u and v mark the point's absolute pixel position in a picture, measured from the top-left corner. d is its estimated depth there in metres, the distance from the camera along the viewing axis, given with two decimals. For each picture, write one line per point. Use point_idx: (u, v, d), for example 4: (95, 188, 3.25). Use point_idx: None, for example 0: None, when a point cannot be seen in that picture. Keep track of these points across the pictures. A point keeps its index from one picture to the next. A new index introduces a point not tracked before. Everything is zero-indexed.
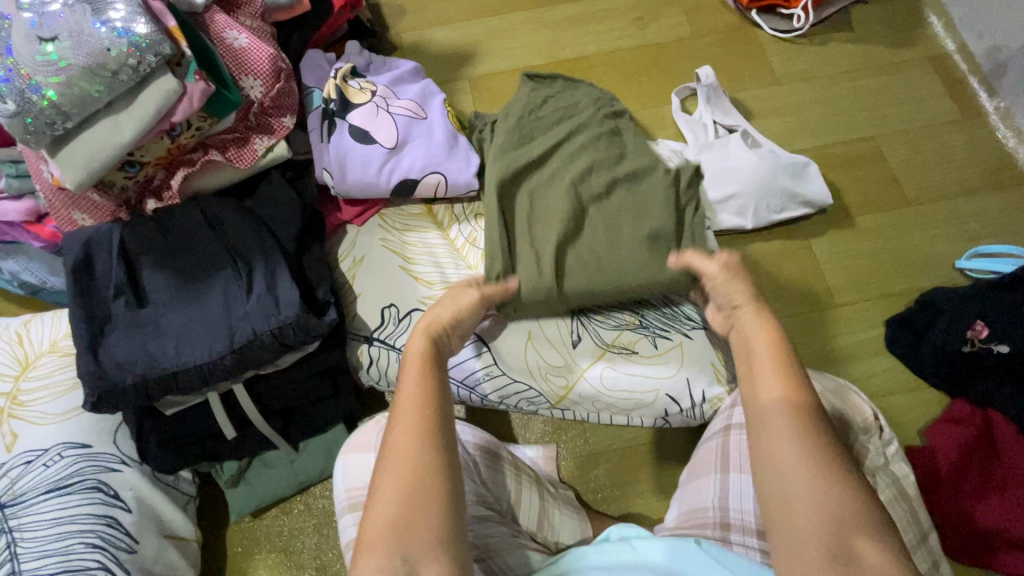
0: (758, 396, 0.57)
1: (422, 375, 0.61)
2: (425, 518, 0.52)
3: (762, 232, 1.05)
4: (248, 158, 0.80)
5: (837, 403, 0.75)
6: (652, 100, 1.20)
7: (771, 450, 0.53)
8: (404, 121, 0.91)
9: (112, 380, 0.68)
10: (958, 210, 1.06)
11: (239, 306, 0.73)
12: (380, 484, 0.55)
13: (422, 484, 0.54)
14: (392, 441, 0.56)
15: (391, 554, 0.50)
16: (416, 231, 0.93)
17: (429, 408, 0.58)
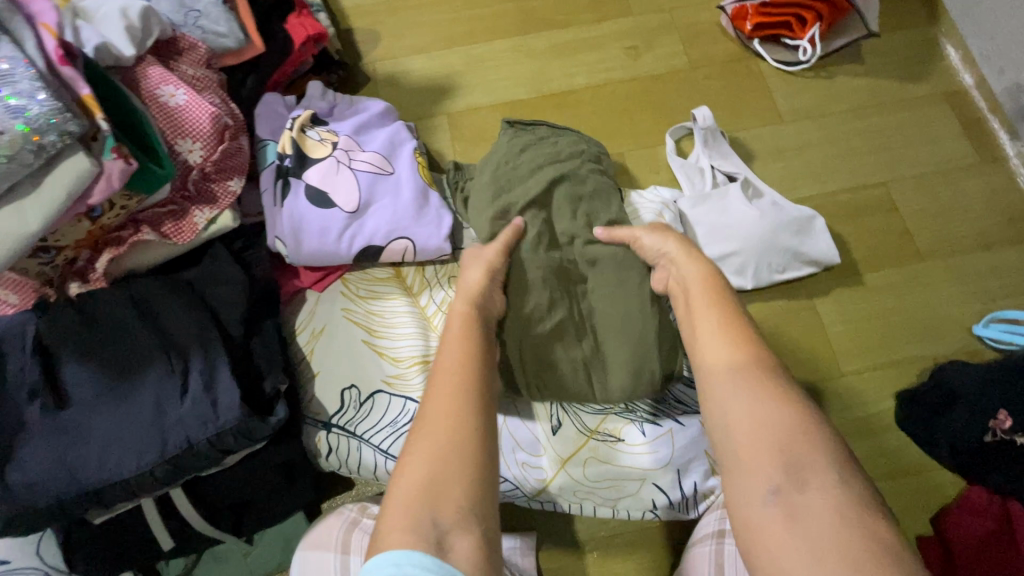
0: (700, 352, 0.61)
1: (465, 339, 0.64)
2: (455, 483, 0.53)
3: (763, 290, 0.97)
4: (187, 232, 0.71)
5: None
6: (646, 139, 1.10)
7: (725, 397, 0.57)
8: (367, 178, 0.82)
9: (23, 501, 0.60)
10: (975, 267, 0.98)
11: (173, 408, 0.64)
12: (413, 446, 0.55)
13: (455, 449, 0.55)
14: (428, 405, 0.58)
15: (426, 519, 0.50)
16: (381, 298, 0.84)
17: (465, 377, 0.60)
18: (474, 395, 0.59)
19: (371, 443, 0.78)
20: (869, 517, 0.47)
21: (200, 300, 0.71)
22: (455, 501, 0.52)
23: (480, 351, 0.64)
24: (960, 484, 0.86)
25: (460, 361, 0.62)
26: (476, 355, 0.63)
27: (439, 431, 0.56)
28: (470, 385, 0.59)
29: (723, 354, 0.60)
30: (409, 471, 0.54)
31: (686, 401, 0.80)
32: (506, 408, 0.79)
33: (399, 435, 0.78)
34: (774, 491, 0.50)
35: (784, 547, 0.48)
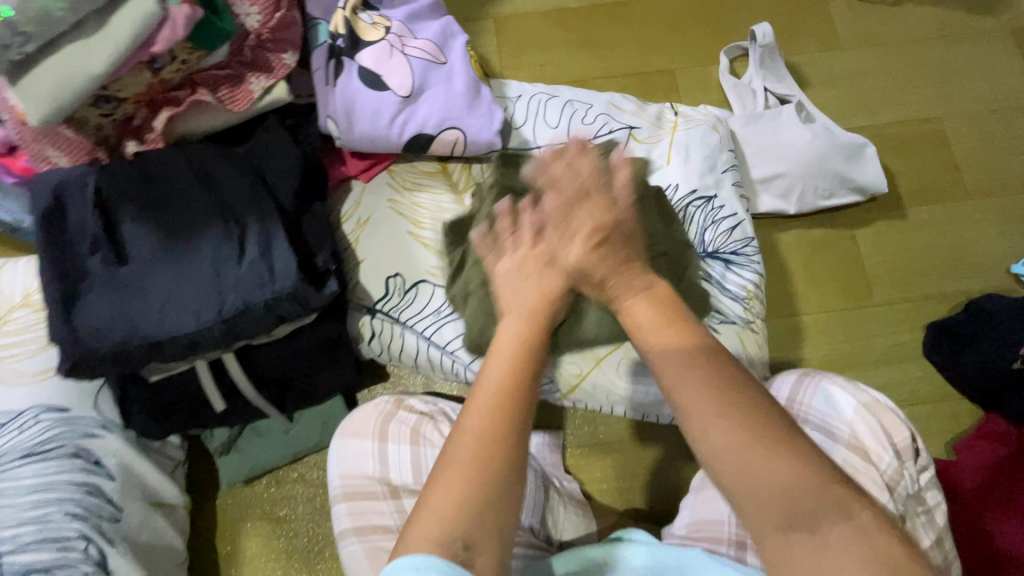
0: (653, 342, 0.52)
1: (517, 354, 0.52)
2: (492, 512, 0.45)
3: (805, 217, 0.96)
4: (242, 100, 0.70)
5: (870, 423, 0.70)
6: (697, 59, 1.07)
7: (680, 397, 0.46)
8: (420, 65, 0.80)
9: (88, 344, 0.61)
10: (1021, 207, 0.97)
11: (231, 270, 0.65)
12: (449, 459, 0.47)
13: (489, 473, 0.46)
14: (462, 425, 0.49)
15: (454, 540, 0.43)
16: (426, 191, 0.84)
17: (514, 392, 0.49)
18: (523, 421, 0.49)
19: (413, 331, 0.80)
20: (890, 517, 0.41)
21: (256, 174, 0.70)
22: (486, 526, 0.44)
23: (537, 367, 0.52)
24: (979, 414, 0.89)
25: (506, 373, 0.51)
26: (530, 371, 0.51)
27: (482, 452, 0.46)
28: (516, 405, 0.48)
29: (670, 345, 0.50)
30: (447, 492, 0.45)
31: (724, 310, 0.81)
32: None
33: (442, 323, 0.80)
34: (821, 533, 0.40)
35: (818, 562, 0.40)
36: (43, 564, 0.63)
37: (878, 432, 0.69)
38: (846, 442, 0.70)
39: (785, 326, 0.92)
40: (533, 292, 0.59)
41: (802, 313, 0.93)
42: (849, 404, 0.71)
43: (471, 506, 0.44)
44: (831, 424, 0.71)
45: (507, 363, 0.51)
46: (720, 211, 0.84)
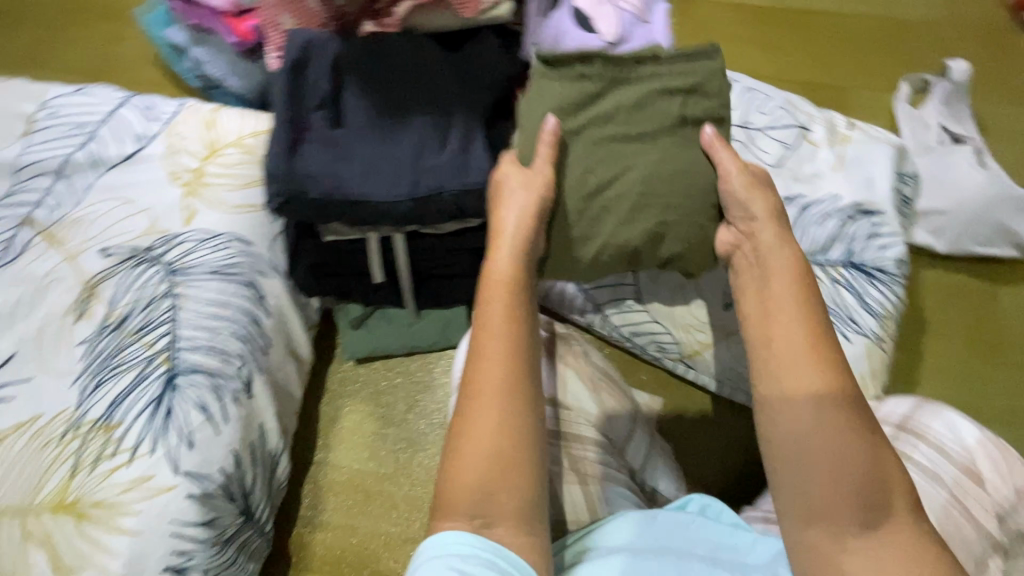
0: (777, 361, 0.57)
1: (512, 313, 0.57)
2: (509, 489, 0.51)
3: (951, 260, 0.95)
4: (471, 9, 0.73)
5: (986, 452, 0.71)
6: (876, 81, 1.06)
7: (796, 427, 0.55)
8: (627, 19, 0.84)
9: (300, 186, 0.68)
10: None
11: (431, 156, 0.71)
12: (464, 449, 0.52)
13: (504, 449, 0.52)
14: (474, 402, 0.53)
15: (472, 511, 0.50)
16: None
17: (513, 368, 0.55)
18: (520, 398, 0.54)
19: None
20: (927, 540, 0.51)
21: (469, 75, 0.75)
22: (506, 496, 0.51)
23: (524, 326, 0.57)
24: None
25: (501, 347, 0.55)
26: (515, 320, 0.57)
27: (485, 445, 0.52)
28: (515, 368, 0.55)
29: (805, 380, 0.55)
30: (467, 467, 0.52)
31: (858, 322, 0.82)
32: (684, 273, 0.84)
33: None
34: (865, 544, 0.51)
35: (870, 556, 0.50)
36: (207, 368, 0.71)
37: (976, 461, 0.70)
38: (961, 467, 0.70)
39: (906, 359, 0.91)
40: (526, 231, 0.62)
41: (926, 352, 0.92)
42: (969, 434, 0.72)
43: (487, 482, 0.51)
44: (948, 447, 0.71)
45: (501, 318, 0.57)
46: (878, 227, 0.84)
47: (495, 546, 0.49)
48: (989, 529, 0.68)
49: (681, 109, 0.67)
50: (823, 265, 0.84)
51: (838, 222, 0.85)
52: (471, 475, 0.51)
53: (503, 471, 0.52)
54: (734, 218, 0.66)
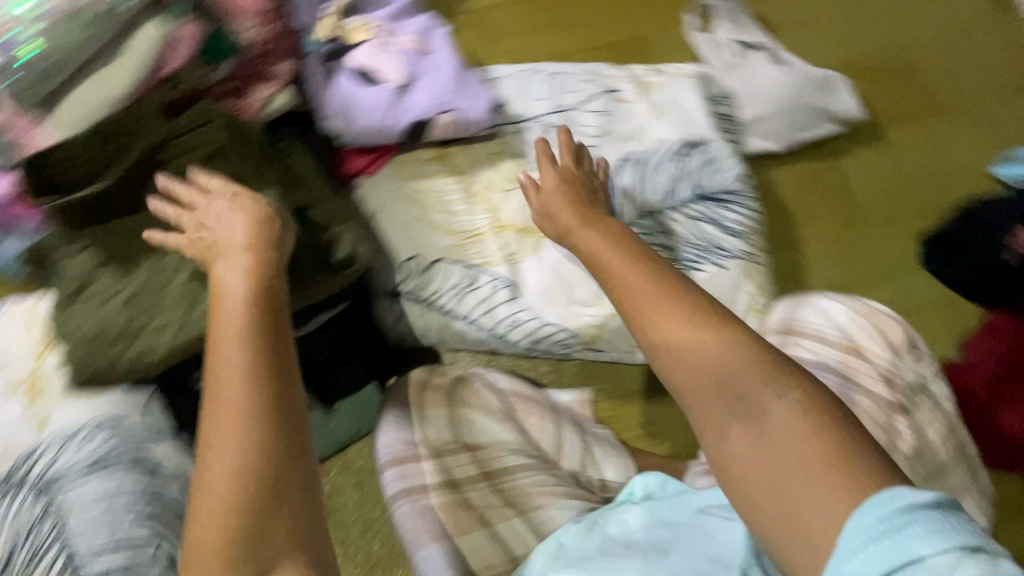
0: (658, 324, 0.50)
1: (270, 345, 0.49)
2: (282, 521, 0.44)
3: (788, 156, 1.00)
4: (251, 110, 0.74)
5: (862, 326, 0.76)
6: (665, 20, 1.11)
7: (696, 406, 0.47)
8: (408, 58, 0.85)
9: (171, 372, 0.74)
10: (988, 117, 1.02)
11: None
12: (210, 476, 0.44)
13: (250, 477, 0.44)
14: (217, 420, 0.46)
15: (239, 558, 0.42)
16: (428, 177, 0.89)
17: (261, 380, 0.47)
18: (274, 412, 0.46)
19: (435, 308, 0.84)
20: (857, 476, 0.41)
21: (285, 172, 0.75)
22: (279, 532, 0.44)
23: (271, 338, 0.50)
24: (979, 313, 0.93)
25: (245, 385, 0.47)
26: (262, 333, 0.50)
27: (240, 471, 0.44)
28: (270, 379, 0.47)
29: (691, 332, 0.49)
30: (211, 513, 0.43)
31: (727, 247, 0.85)
32: (559, 267, 0.84)
33: (461, 297, 0.84)
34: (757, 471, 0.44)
35: (798, 497, 0.42)
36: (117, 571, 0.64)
37: (848, 335, 0.76)
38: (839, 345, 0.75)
39: (788, 258, 0.96)
40: (239, 259, 0.55)
41: (801, 244, 0.97)
42: (842, 313, 0.77)
43: (249, 532, 0.43)
44: (826, 333, 0.76)
45: (254, 360, 0.48)
46: (709, 155, 0.88)
47: None
48: (889, 395, 0.73)
49: (186, 149, 0.66)
50: (675, 209, 0.87)
51: (671, 163, 0.89)
52: (217, 516, 0.43)
53: (251, 519, 0.43)
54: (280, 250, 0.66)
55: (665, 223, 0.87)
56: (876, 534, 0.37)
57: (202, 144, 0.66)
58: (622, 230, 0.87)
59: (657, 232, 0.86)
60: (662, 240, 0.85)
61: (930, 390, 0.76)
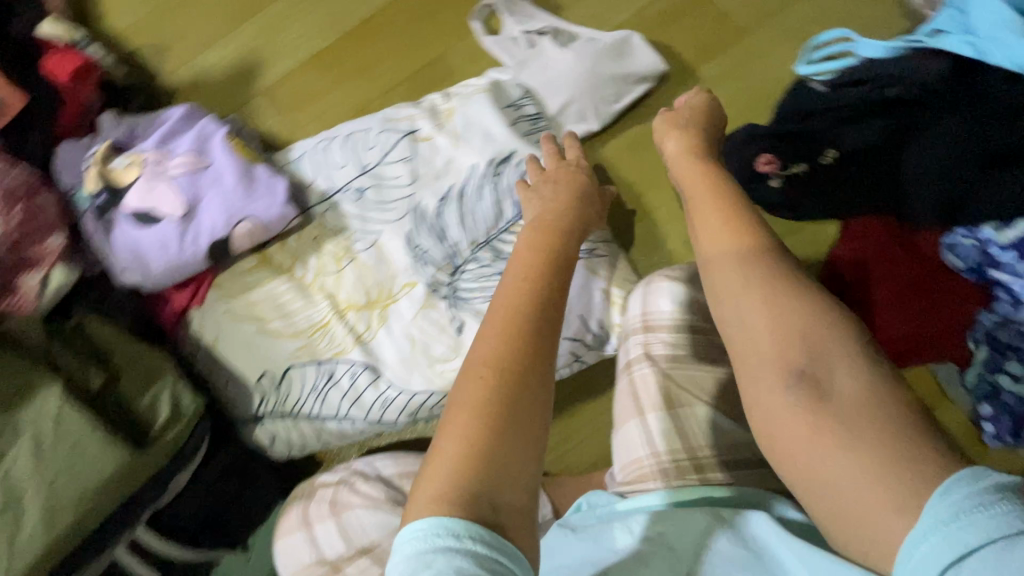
0: (706, 246, 0.58)
1: (525, 276, 0.57)
2: (513, 451, 0.47)
3: (611, 128, 0.97)
4: (26, 299, 0.71)
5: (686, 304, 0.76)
6: (455, 32, 1.07)
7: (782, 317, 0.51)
8: (185, 180, 0.82)
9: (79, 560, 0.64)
10: (793, 18, 0.98)
11: (55, 471, 0.61)
12: (458, 410, 0.49)
13: (494, 410, 0.48)
14: (472, 356, 0.52)
15: (475, 495, 0.45)
16: (257, 286, 0.86)
17: (524, 314, 0.53)
18: (523, 347, 0.51)
19: (304, 416, 0.81)
20: (917, 451, 0.43)
21: (90, 347, 0.72)
22: (516, 462, 0.46)
23: (549, 281, 0.57)
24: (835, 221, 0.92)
25: (510, 310, 0.54)
26: (535, 282, 0.56)
27: (474, 413, 0.48)
28: (544, 312, 0.54)
29: (723, 240, 0.56)
30: (442, 471, 0.46)
31: None
32: (410, 332, 0.82)
33: (324, 396, 0.81)
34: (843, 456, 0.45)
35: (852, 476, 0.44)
36: None
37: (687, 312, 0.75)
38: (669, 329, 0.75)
39: (642, 233, 0.94)
40: (541, 232, 0.65)
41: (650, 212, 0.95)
42: (682, 291, 0.76)
43: (487, 467, 0.46)
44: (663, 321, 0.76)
45: (524, 285, 0.56)
46: (522, 166, 0.86)
47: (471, 527, 0.43)
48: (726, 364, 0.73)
49: None
50: (505, 230, 0.85)
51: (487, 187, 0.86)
52: (443, 483, 0.46)
53: (484, 450, 0.46)
54: (85, 434, 0.63)
55: (502, 250, 0.84)
56: (957, 513, 0.39)
57: None
58: (462, 270, 0.84)
59: (496, 262, 0.84)
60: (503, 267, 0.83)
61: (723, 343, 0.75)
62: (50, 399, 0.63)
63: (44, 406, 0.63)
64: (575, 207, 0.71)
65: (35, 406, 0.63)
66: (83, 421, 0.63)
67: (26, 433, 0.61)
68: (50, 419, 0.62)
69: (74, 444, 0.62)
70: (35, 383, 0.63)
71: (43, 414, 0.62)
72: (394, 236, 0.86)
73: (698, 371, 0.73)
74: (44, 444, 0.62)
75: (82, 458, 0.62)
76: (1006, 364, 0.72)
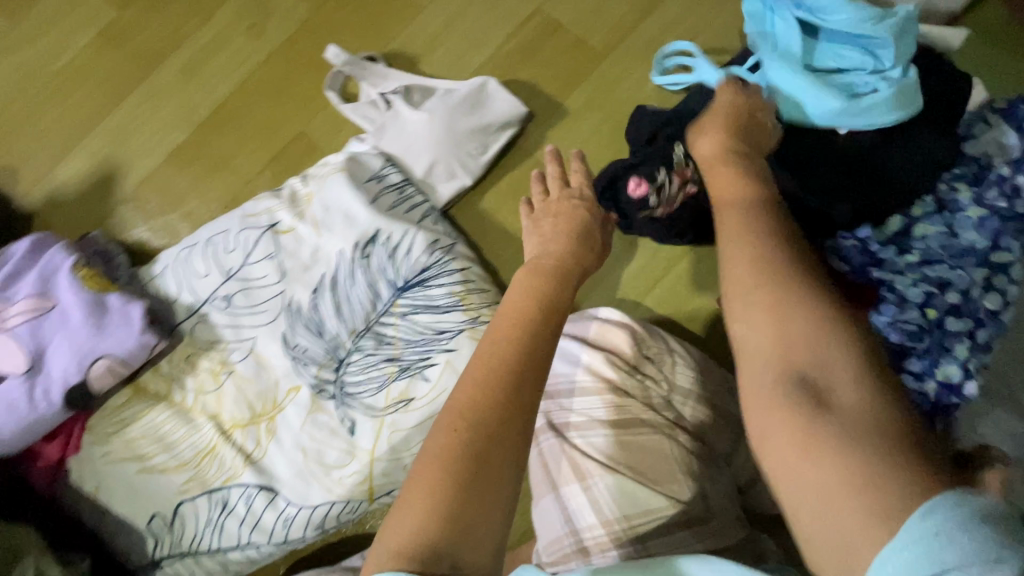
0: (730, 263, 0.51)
1: (533, 306, 0.53)
2: (484, 515, 0.41)
3: (486, 179, 0.94)
4: None
5: (600, 359, 0.73)
6: (314, 103, 1.02)
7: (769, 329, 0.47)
8: (29, 330, 0.76)
9: None
10: (649, 33, 0.96)
11: None
12: (437, 449, 0.44)
13: (477, 456, 0.42)
14: (468, 378, 0.47)
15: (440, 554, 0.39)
16: (134, 421, 0.80)
17: (514, 352, 0.48)
18: (524, 387, 0.46)
19: (204, 552, 0.76)
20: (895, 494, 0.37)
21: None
22: (480, 534, 0.41)
23: (546, 326, 0.52)
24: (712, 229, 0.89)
25: (498, 347, 0.49)
26: (523, 323, 0.51)
27: (450, 456, 0.42)
28: (530, 355, 0.48)
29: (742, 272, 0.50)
30: (405, 526, 0.41)
31: (448, 326, 0.79)
32: (300, 441, 0.77)
33: (221, 527, 0.76)
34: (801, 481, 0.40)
35: (811, 491, 0.40)
36: None
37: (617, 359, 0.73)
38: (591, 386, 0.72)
39: None
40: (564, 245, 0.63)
41: None
42: (578, 350, 0.74)
43: (451, 526, 0.40)
44: (577, 381, 0.73)
45: (515, 328, 0.51)
46: (389, 242, 0.82)
47: None
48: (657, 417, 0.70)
49: None
50: (385, 314, 0.80)
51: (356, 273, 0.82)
52: (408, 530, 0.40)
53: (455, 504, 0.41)
54: None
55: (384, 334, 0.80)
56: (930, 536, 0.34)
57: None
58: (345, 364, 0.79)
59: (380, 346, 0.79)
60: (387, 353, 0.78)
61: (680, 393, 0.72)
62: None
63: None
64: (572, 248, 0.63)
65: None
66: None
67: None
68: None
69: None
70: None
71: None
72: (269, 340, 0.82)
73: (633, 436, 0.69)
74: None
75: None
76: (909, 363, 0.69)
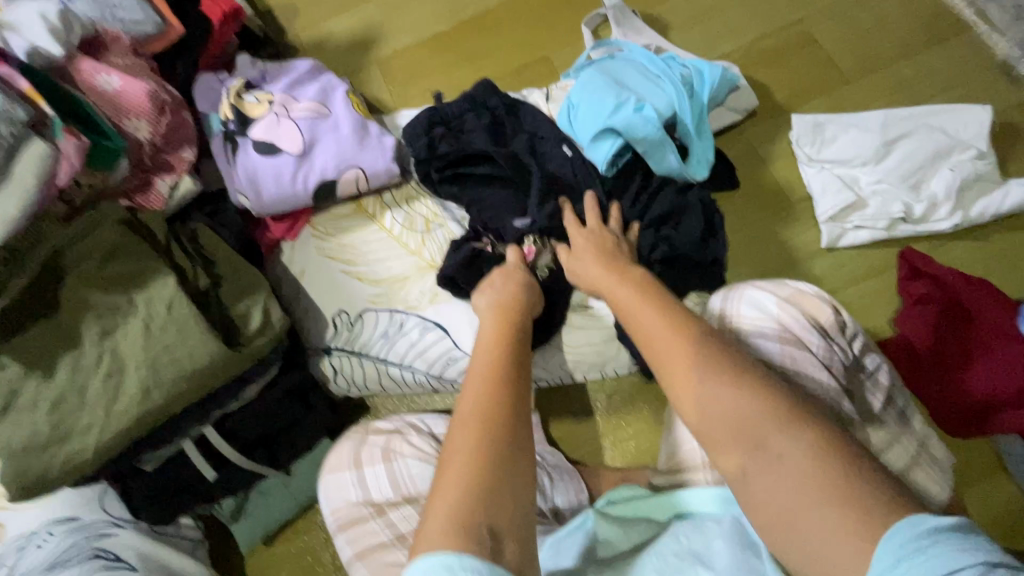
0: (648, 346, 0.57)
1: (501, 329, 0.63)
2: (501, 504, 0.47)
3: None
4: (156, 200, 0.80)
5: (794, 312, 0.69)
6: (565, 37, 1.13)
7: (683, 382, 0.53)
8: (307, 122, 0.89)
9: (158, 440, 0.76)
10: (899, 74, 1.00)
11: (159, 349, 0.68)
12: (448, 453, 0.50)
13: (486, 459, 0.48)
14: (459, 409, 0.53)
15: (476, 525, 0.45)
16: (349, 230, 0.91)
17: (499, 382, 0.54)
18: (505, 418, 0.51)
19: (370, 357, 0.86)
20: (876, 510, 0.43)
21: (200, 251, 0.78)
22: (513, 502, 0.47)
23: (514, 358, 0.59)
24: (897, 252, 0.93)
25: (480, 373, 0.56)
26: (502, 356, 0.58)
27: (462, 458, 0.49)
28: (501, 385, 0.54)
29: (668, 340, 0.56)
30: (451, 492, 0.47)
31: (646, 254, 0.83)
32: None
33: (392, 342, 0.85)
34: (754, 477, 0.48)
35: (820, 540, 0.44)
36: None
37: (806, 317, 0.70)
38: (778, 337, 0.67)
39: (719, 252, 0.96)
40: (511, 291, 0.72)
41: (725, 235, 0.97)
42: (771, 302, 0.70)
43: (480, 499, 0.46)
44: (763, 325, 0.70)
45: (494, 352, 0.59)
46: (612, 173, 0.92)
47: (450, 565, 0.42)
48: (830, 388, 0.66)
49: (96, 251, 0.71)
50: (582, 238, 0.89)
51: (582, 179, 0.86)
52: (452, 494, 0.46)
53: (481, 482, 0.47)
54: (188, 324, 0.69)
55: None
56: (904, 552, 0.40)
57: (101, 245, 0.71)
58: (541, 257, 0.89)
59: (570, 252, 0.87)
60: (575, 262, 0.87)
61: (869, 370, 0.70)
62: (165, 284, 0.70)
63: (160, 293, 0.70)
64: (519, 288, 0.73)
65: (154, 290, 0.70)
66: (188, 310, 0.69)
67: (143, 311, 0.69)
68: (163, 305, 0.69)
69: (177, 328, 0.68)
70: (158, 270, 0.71)
71: (159, 298, 0.70)
72: None
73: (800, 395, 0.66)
74: (156, 322, 0.69)
75: (181, 343, 0.68)
76: None
